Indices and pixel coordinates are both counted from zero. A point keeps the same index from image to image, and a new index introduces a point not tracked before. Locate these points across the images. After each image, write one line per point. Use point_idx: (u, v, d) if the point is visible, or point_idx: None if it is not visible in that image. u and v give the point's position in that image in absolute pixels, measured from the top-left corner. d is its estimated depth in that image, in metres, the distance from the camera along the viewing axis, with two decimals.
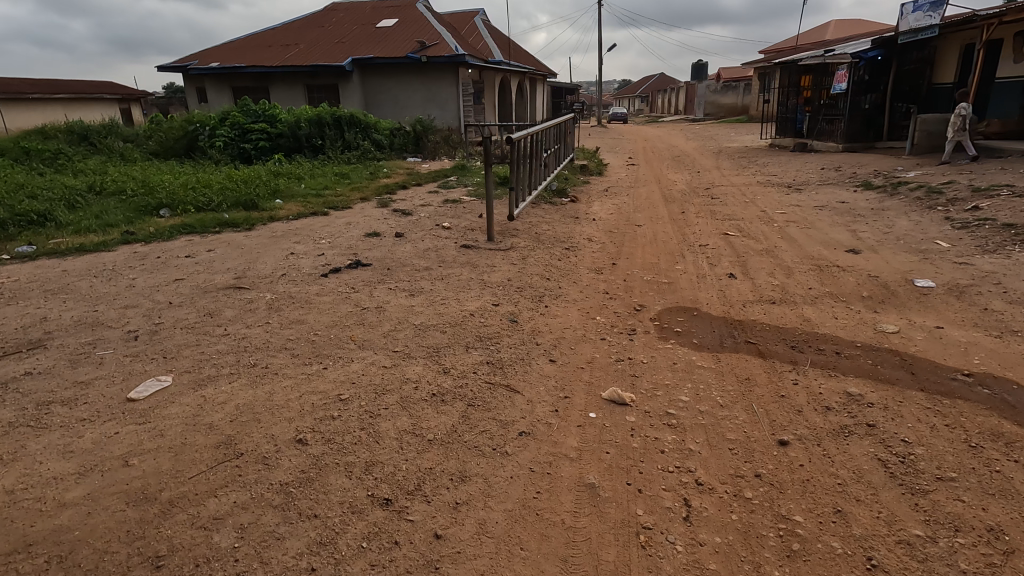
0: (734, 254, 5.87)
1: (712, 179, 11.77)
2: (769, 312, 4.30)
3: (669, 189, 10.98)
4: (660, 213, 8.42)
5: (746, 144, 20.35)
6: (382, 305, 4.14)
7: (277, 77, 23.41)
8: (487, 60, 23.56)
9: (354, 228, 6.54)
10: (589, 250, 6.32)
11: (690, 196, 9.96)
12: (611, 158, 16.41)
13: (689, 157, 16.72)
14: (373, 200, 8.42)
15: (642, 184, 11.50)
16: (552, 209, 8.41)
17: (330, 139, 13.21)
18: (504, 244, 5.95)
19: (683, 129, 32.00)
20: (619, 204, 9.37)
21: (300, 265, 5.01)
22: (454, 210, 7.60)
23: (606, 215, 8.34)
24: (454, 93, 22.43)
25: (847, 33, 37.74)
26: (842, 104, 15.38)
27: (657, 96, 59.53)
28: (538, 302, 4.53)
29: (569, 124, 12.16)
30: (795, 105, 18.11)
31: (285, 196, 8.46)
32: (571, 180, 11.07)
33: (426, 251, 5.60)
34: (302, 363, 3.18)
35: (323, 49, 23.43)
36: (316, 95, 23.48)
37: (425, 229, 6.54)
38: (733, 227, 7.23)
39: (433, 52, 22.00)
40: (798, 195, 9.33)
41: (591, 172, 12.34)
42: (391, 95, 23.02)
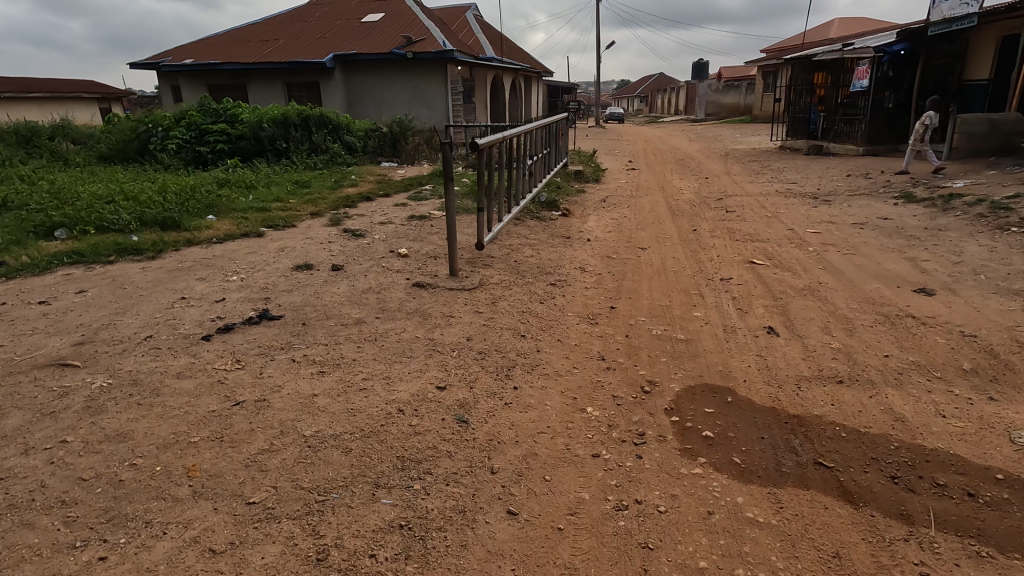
0: (767, 294, 4.55)
1: (723, 188, 10.43)
2: (839, 401, 2.95)
3: (675, 198, 9.66)
4: (666, 232, 7.10)
5: (754, 146, 19.01)
6: (267, 396, 2.79)
7: (255, 74, 22.04)
8: (478, 56, 22.18)
9: (284, 257, 5.21)
10: (581, 286, 4.98)
11: (699, 209, 8.64)
12: (610, 162, 15.06)
13: (693, 162, 15.39)
14: (325, 216, 7.08)
15: (645, 193, 10.19)
16: (538, 227, 7.08)
17: (295, 141, 11.88)
18: (470, 281, 4.62)
19: (685, 129, 30.66)
20: (618, 218, 8.05)
21: (182, 319, 3.67)
22: (420, 230, 6.27)
23: (603, 233, 7.02)
24: (443, 91, 21.08)
25: (854, 30, 36.46)
26: (862, 103, 14.05)
27: (656, 97, 58.25)
28: (504, 381, 3.17)
29: (562, 125, 10.83)
30: (807, 105, 16.79)
31: (219, 211, 7.11)
32: (564, 189, 9.74)
33: (365, 292, 4.27)
34: (62, 550, 1.81)
35: (304, 45, 22.06)
36: (296, 94, 22.10)
37: (375, 258, 5.21)
38: (757, 252, 5.92)
39: (420, 47, 20.65)
40: (827, 208, 8.01)
41: (587, 179, 11.01)
42: (376, 93, 21.69)
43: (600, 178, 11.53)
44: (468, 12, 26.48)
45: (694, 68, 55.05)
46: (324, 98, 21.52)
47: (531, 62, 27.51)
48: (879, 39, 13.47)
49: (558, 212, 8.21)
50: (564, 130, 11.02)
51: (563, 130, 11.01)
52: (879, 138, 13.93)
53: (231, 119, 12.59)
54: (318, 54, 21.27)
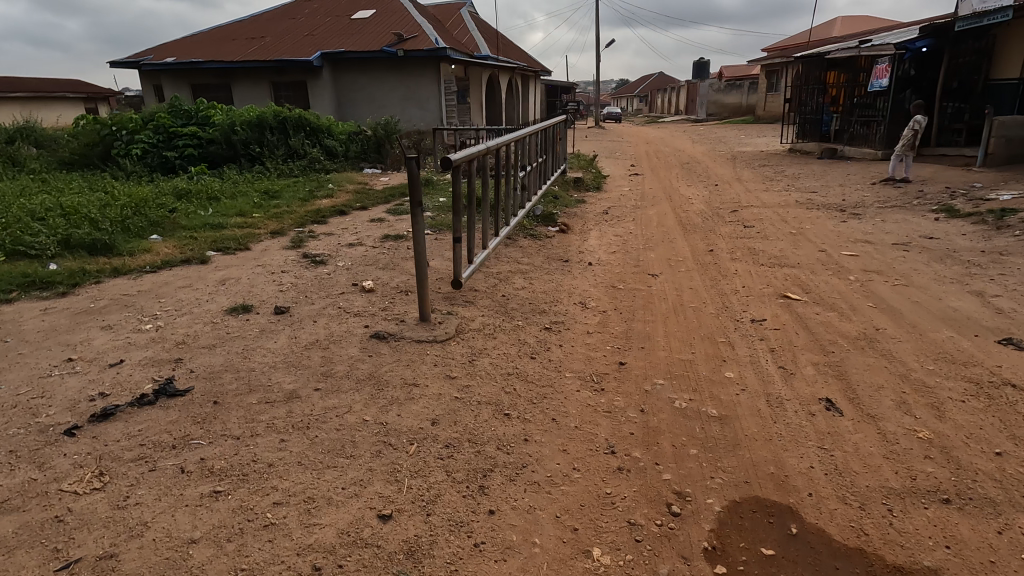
0: (814, 345, 3.65)
1: (735, 197, 9.54)
2: (954, 541, 2.06)
3: (685, 209, 8.78)
4: (679, 253, 6.21)
5: (762, 148, 18.14)
6: (120, 548, 1.90)
7: (239, 74, 21.12)
8: (473, 54, 21.25)
9: (222, 294, 4.30)
10: (582, 331, 4.09)
11: (712, 223, 7.74)
12: (611, 166, 14.18)
13: (700, 166, 14.48)
14: (287, 236, 6.17)
15: (650, 203, 9.30)
16: (533, 247, 6.18)
17: (271, 146, 10.96)
18: (445, 328, 3.73)
19: (687, 130, 29.77)
20: (622, 234, 7.16)
21: (54, 397, 2.77)
22: (394, 255, 5.37)
23: (606, 255, 6.12)
24: (436, 90, 20.17)
25: (860, 28, 35.60)
26: (880, 104, 13.18)
27: (656, 96, 57.40)
28: (476, 501, 2.27)
29: (560, 128, 9.94)
30: (820, 105, 15.89)
31: (166, 231, 6.20)
32: (562, 200, 8.87)
33: (308, 349, 3.37)
34: None
35: (291, 43, 21.14)
36: (282, 94, 21.27)
37: (332, 296, 4.31)
38: (789, 281, 5.03)
39: (411, 45, 19.73)
40: (858, 223, 7.13)
41: (587, 188, 10.13)
42: (366, 93, 20.80)
43: (601, 186, 10.63)
44: (462, 9, 25.55)
45: (695, 68, 54.15)
46: (311, 99, 20.62)
47: (528, 61, 26.62)
48: (899, 36, 12.60)
49: (555, 228, 7.30)
50: (562, 133, 10.13)
51: (561, 134, 10.12)
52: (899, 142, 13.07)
53: (203, 121, 11.68)
54: (305, 52, 20.36)
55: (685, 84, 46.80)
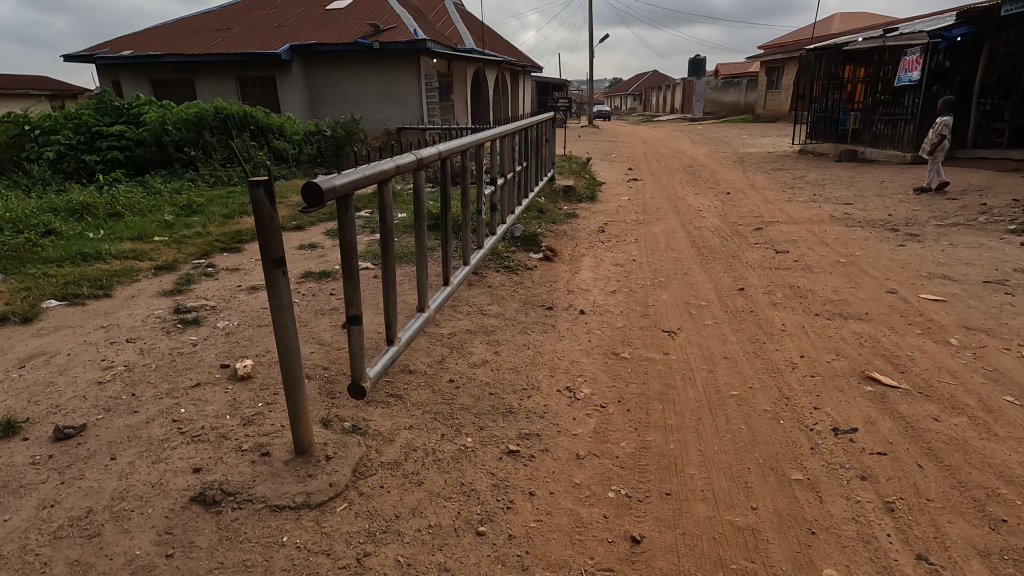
0: (967, 505, 2.14)
1: (754, 210, 8.05)
2: None
3: (697, 226, 7.34)
4: (700, 294, 4.72)
5: (769, 150, 16.74)
6: None
7: (203, 68, 19.48)
8: (457, 47, 19.67)
9: (6, 387, 2.76)
10: (570, 458, 2.54)
11: (734, 246, 6.26)
12: (607, 170, 12.71)
13: (705, 170, 13.02)
14: (177, 273, 4.63)
15: (654, 218, 7.81)
16: (507, 287, 4.66)
17: (208, 148, 9.35)
18: (332, 471, 2.19)
19: (686, 130, 28.36)
20: (623, 262, 5.67)
21: None
22: (304, 308, 3.83)
23: (603, 299, 4.61)
24: (416, 86, 18.63)
25: (862, 24, 34.38)
26: (909, 101, 11.77)
27: (650, 95, 56.03)
28: None
29: (547, 127, 8.36)
30: (836, 103, 14.47)
31: (14, 266, 4.64)
32: (549, 214, 7.39)
33: (55, 539, 1.83)
34: None
35: (258, 35, 19.49)
36: (249, 90, 19.65)
37: (179, 390, 2.77)
38: (864, 346, 3.55)
39: (388, 37, 18.16)
40: (918, 246, 5.69)
41: (579, 198, 8.64)
42: (341, 90, 19.22)
43: (596, 195, 9.12)
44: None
45: (690, 66, 52.79)
46: (282, 96, 19.01)
47: (517, 57, 25.11)
48: (932, 24, 11.17)
49: (540, 254, 5.78)
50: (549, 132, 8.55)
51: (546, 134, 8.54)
52: None
53: (134, 121, 10.06)
54: (273, 45, 18.71)
55: (681, 83, 45.47)
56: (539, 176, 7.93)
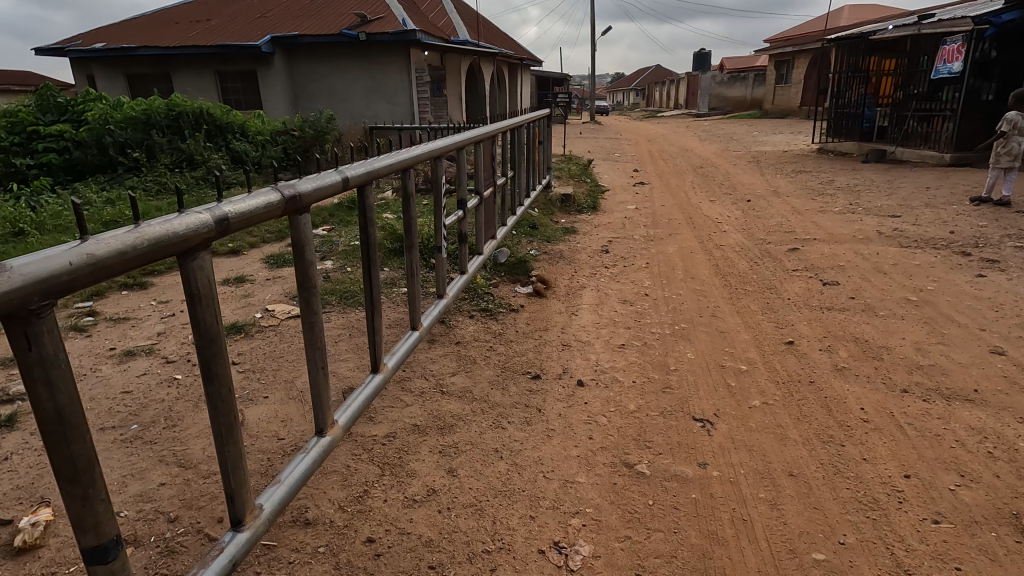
0: None
1: (784, 224, 6.91)
2: None
3: (718, 244, 6.23)
4: (736, 350, 3.59)
5: (785, 149, 15.57)
6: None
7: (180, 61, 18.34)
8: (450, 40, 18.47)
9: None
10: None
11: (768, 274, 5.13)
12: (611, 173, 11.58)
13: (718, 173, 11.83)
14: (45, 324, 3.50)
15: (668, 234, 6.68)
16: (481, 342, 3.52)
17: (156, 150, 8.19)
18: None
19: (692, 126, 27.17)
20: (634, 298, 4.54)
21: None
22: (185, 392, 2.70)
23: (609, 358, 3.48)
24: (406, 81, 17.46)
25: (875, 16, 33.14)
26: (947, 96, 10.64)
27: (653, 90, 54.74)
28: None
29: (542, 127, 7.18)
30: (861, 97, 13.36)
31: None
32: (544, 231, 6.28)
33: None
34: None
35: (238, 26, 18.32)
36: (229, 85, 18.50)
37: None
38: (996, 457, 2.41)
39: (376, 28, 16.99)
40: (1002, 277, 4.57)
41: (579, 208, 7.50)
42: (326, 85, 18.06)
43: (599, 205, 7.98)
44: None
45: (694, 61, 51.48)
46: (263, 91, 17.85)
47: (516, 50, 23.92)
48: (976, 9, 10.01)
49: (529, 286, 4.66)
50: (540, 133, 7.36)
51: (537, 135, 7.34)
52: (973, 142, 10.51)
53: (76, 119, 8.89)
54: (254, 36, 17.53)
55: (685, 78, 44.23)
56: (530, 185, 6.74)
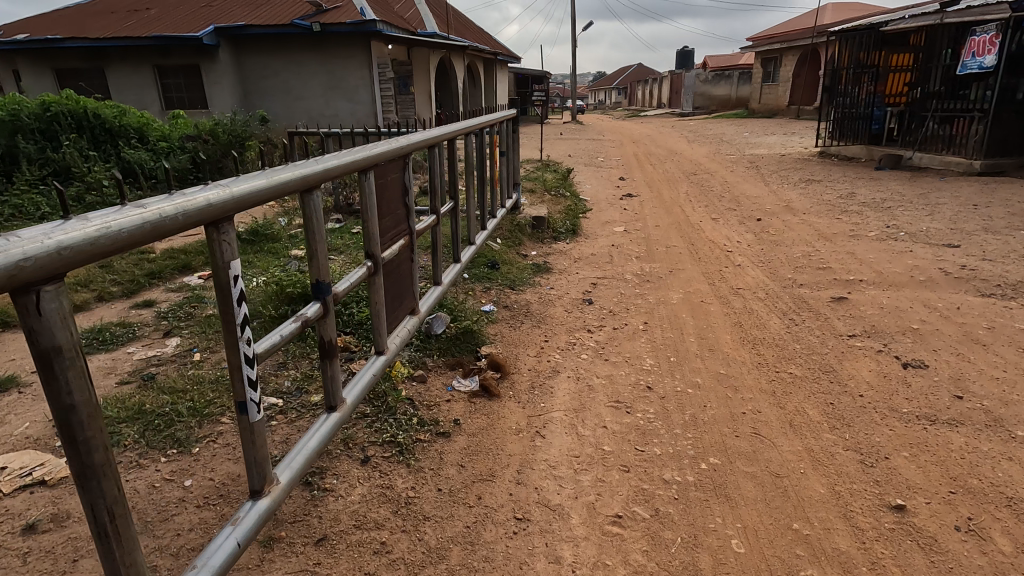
0: None
1: (812, 256, 5.47)
2: None
3: (735, 289, 4.77)
4: (816, 531, 2.09)
5: (783, 153, 14.25)
6: None
7: (114, 55, 16.44)
8: (416, 32, 16.84)
9: None
10: None
11: (816, 342, 3.65)
12: (594, 182, 10.12)
13: (715, 182, 10.42)
14: None
15: (669, 272, 5.19)
16: (367, 538, 1.95)
17: (20, 162, 6.47)
18: None
19: (678, 126, 25.85)
20: (632, 398, 3.02)
21: None
22: None
23: (595, 563, 1.95)
24: (367, 76, 15.79)
25: (862, 11, 32.25)
26: (974, 95, 9.40)
27: (635, 89, 53.50)
28: None
29: (506, 133, 5.64)
30: (870, 96, 12.06)
31: None
32: (507, 272, 4.74)
33: None
34: None
35: (179, 16, 16.48)
36: (170, 81, 16.64)
37: None
38: None
39: (332, 17, 15.30)
40: None
41: (553, 234, 5.98)
42: (279, 81, 16.32)
43: (580, 228, 6.48)
44: None
45: (677, 59, 50.28)
46: (208, 89, 16.03)
47: (491, 45, 22.37)
48: None
49: (477, 379, 3.09)
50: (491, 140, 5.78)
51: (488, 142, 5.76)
52: (1004, 147, 9.26)
53: None
54: (195, 27, 15.72)
55: (668, 76, 43.04)
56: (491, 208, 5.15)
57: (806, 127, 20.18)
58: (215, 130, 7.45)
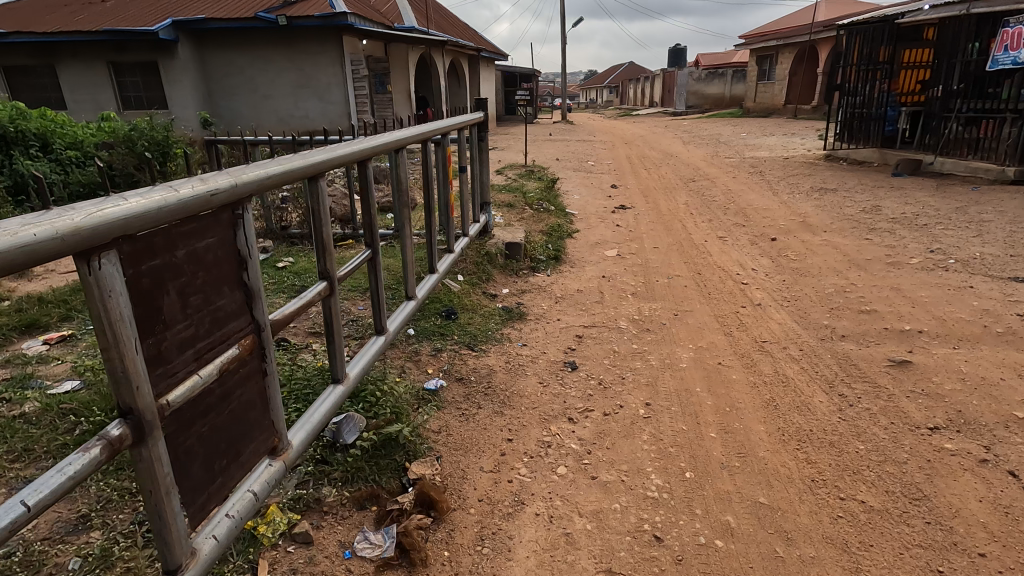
0: None
1: (847, 291, 4.45)
2: None
3: (760, 343, 3.72)
4: None
5: (786, 156, 13.25)
6: None
7: (64, 51, 15.17)
8: (393, 27, 15.71)
9: None
10: None
11: (887, 441, 2.61)
12: (583, 191, 9.08)
13: (717, 190, 9.40)
14: None
15: (674, 316, 4.15)
16: None
17: None
18: None
19: (671, 126, 24.86)
20: (633, 563, 1.97)
21: None
22: None
23: None
24: (340, 74, 14.66)
25: (858, 8, 31.42)
26: (1005, 93, 8.44)
27: (626, 87, 52.56)
28: None
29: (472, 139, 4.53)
30: (883, 94, 11.03)
31: None
32: (466, 323, 3.68)
33: None
34: None
35: (135, 9, 15.23)
36: (127, 80, 15.40)
37: None
38: None
39: (300, 9, 14.13)
40: None
41: (530, 263, 4.92)
42: (244, 79, 15.16)
43: (563, 254, 5.41)
44: None
45: (670, 57, 49.26)
46: (167, 88, 14.85)
47: (475, 41, 21.23)
48: None
49: (394, 532, 2.00)
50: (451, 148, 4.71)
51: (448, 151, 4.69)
52: None
53: None
54: (151, 20, 14.49)
55: (659, 74, 42.07)
56: (450, 236, 4.06)
57: (805, 128, 19.27)
58: (128, 142, 6.20)
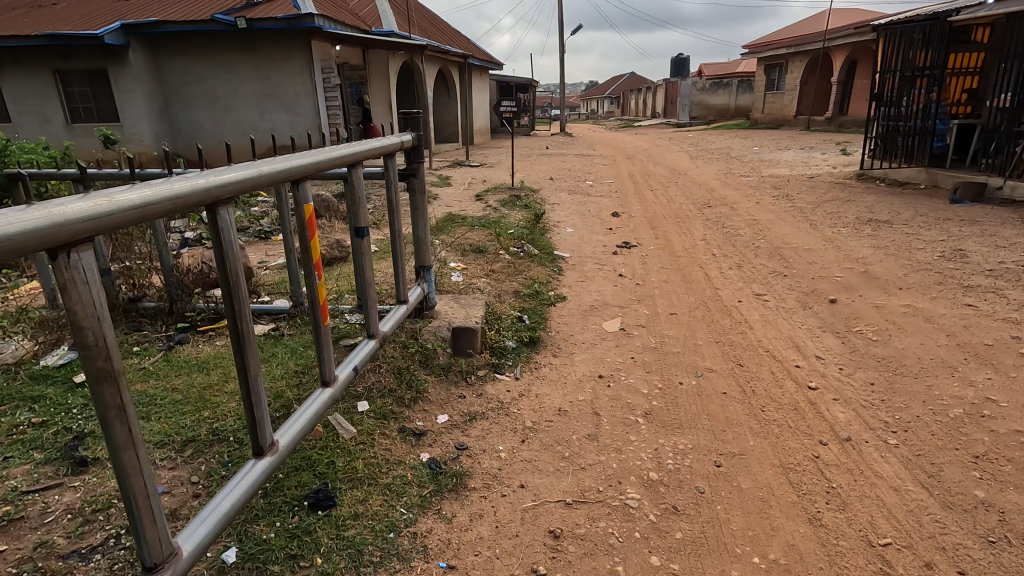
0: None
1: (988, 417, 2.81)
2: None
3: (877, 547, 2.09)
4: None
5: (812, 175, 11.65)
6: None
7: (5, 58, 13.67)
8: (370, 31, 14.22)
9: None
10: None
11: None
12: (579, 223, 7.48)
13: (740, 219, 7.79)
14: None
15: (716, 474, 2.49)
16: None
17: None
18: None
19: (676, 138, 23.32)
20: None
21: None
22: None
23: None
24: (309, 82, 13.15)
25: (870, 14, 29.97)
26: None
27: (628, 98, 51.21)
28: None
29: (390, 170, 2.75)
30: (930, 105, 9.42)
31: None
32: (350, 516, 2.03)
33: None
34: None
35: (84, 11, 13.74)
36: (75, 90, 13.92)
37: None
38: None
39: (263, 10, 12.64)
40: None
41: (487, 358, 3.27)
42: (205, 89, 13.66)
43: (541, 333, 3.77)
44: None
45: (673, 67, 47.77)
46: (118, 98, 13.36)
47: (465, 49, 19.81)
48: None
49: None
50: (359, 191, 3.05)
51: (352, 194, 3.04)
52: None
53: None
54: (99, 23, 12.98)
55: (661, 84, 40.65)
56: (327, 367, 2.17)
57: (823, 141, 17.75)
58: None
